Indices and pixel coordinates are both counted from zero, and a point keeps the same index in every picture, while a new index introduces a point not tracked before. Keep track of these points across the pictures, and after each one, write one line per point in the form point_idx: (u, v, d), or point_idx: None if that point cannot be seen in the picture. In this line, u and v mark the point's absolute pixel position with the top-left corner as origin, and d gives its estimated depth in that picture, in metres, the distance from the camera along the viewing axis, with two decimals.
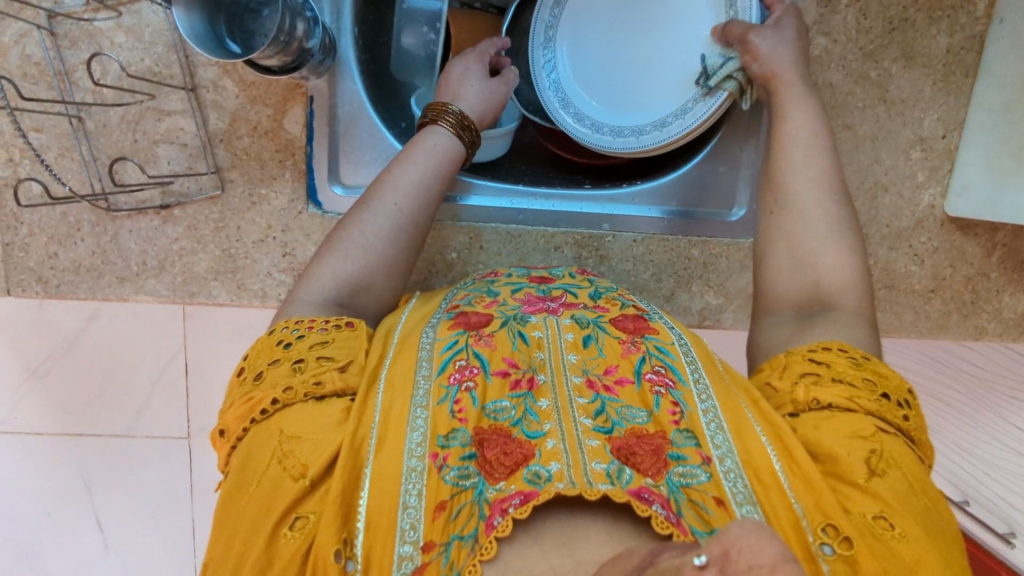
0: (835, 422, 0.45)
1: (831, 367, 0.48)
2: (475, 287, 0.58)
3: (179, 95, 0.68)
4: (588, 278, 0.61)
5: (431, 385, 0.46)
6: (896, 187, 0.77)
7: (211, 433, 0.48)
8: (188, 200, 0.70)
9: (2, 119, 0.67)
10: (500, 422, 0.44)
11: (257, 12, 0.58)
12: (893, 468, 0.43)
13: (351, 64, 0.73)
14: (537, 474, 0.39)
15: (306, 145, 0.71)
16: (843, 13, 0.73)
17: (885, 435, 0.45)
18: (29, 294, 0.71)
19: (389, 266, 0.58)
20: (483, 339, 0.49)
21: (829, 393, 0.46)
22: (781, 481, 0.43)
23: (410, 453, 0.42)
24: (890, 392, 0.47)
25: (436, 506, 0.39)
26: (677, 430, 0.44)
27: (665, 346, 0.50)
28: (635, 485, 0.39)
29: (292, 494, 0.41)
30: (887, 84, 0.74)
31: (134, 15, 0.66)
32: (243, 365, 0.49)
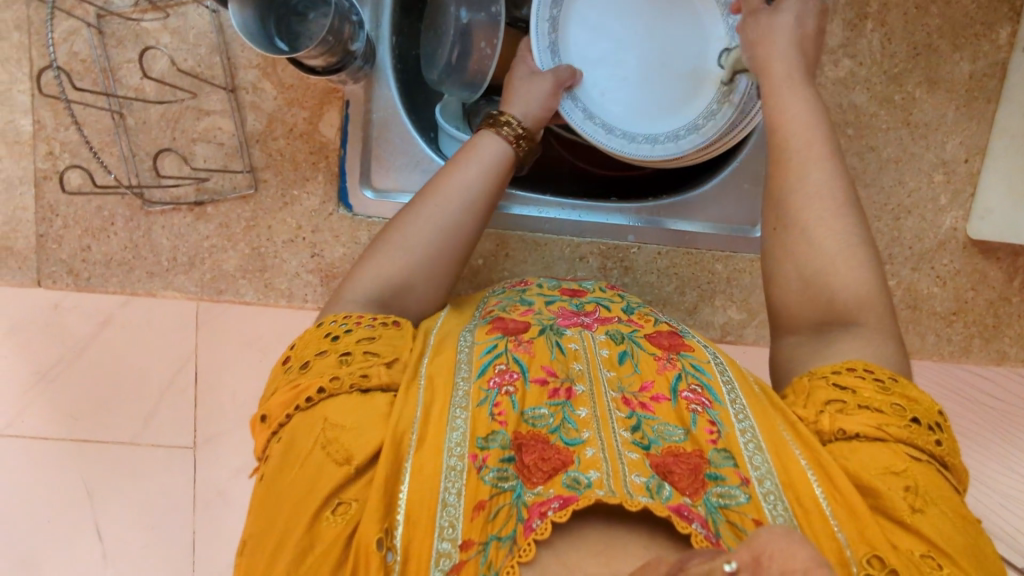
0: (866, 454, 0.44)
1: (856, 392, 0.46)
2: (507, 296, 0.58)
3: (219, 95, 0.70)
4: (618, 292, 0.60)
5: (470, 387, 0.46)
6: (919, 210, 0.78)
7: (250, 419, 0.48)
8: (221, 198, 0.71)
9: (45, 113, 0.69)
10: (539, 429, 0.44)
11: (303, 14, 0.59)
12: (931, 502, 0.41)
13: (387, 71, 0.74)
14: (577, 479, 0.39)
15: (340, 148, 0.72)
16: (869, 38, 0.74)
17: (915, 464, 0.43)
18: (59, 286, 0.72)
19: (441, 264, 0.57)
20: (523, 344, 0.49)
21: (855, 423, 0.45)
22: (829, 515, 0.41)
23: (449, 451, 0.42)
24: (921, 416, 0.45)
25: (476, 505, 0.40)
26: (715, 450, 0.44)
27: (701, 364, 0.50)
28: (674, 501, 0.39)
29: (337, 479, 0.41)
30: (911, 108, 0.76)
31: (180, 17, 0.68)
32: (289, 354, 0.50)
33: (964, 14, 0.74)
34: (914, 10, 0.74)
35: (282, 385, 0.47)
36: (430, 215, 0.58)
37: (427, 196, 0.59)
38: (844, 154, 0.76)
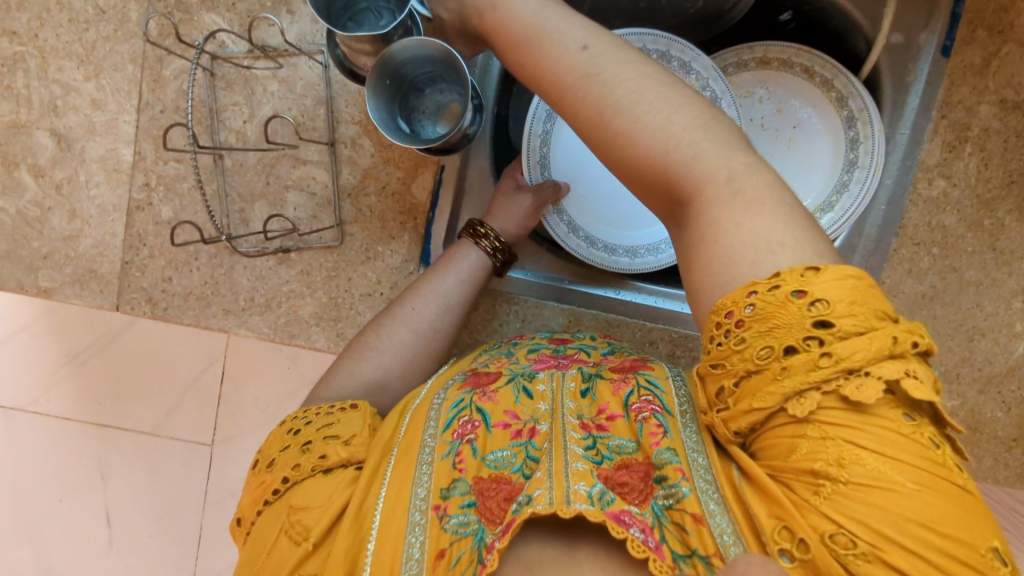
0: (778, 432, 0.37)
1: (730, 366, 0.38)
2: (498, 352, 0.61)
3: (318, 147, 0.70)
4: (606, 342, 0.63)
5: (436, 441, 0.49)
6: (992, 333, 0.77)
7: (232, 526, 0.53)
8: (307, 247, 0.72)
9: (146, 144, 0.70)
10: (500, 471, 0.46)
11: (421, 89, 0.60)
12: (854, 467, 0.35)
13: (485, 138, 0.73)
14: (518, 502, 0.40)
15: (429, 211, 0.72)
16: (966, 160, 0.74)
17: (824, 419, 0.36)
18: (136, 313, 0.72)
19: (404, 369, 0.62)
20: (487, 396, 0.52)
21: (749, 412, 0.38)
22: (744, 499, 0.39)
23: (414, 507, 0.45)
24: (818, 343, 0.35)
25: (438, 554, 0.42)
26: (662, 450, 0.43)
27: (658, 379, 0.49)
28: (617, 507, 0.39)
29: (299, 558, 0.44)
30: (998, 234, 0.75)
31: (291, 67, 0.69)
32: (259, 457, 0.54)
33: None
34: (1015, 138, 0.73)
35: (251, 483, 0.52)
36: (409, 328, 0.64)
37: (407, 299, 0.65)
38: (925, 271, 0.76)
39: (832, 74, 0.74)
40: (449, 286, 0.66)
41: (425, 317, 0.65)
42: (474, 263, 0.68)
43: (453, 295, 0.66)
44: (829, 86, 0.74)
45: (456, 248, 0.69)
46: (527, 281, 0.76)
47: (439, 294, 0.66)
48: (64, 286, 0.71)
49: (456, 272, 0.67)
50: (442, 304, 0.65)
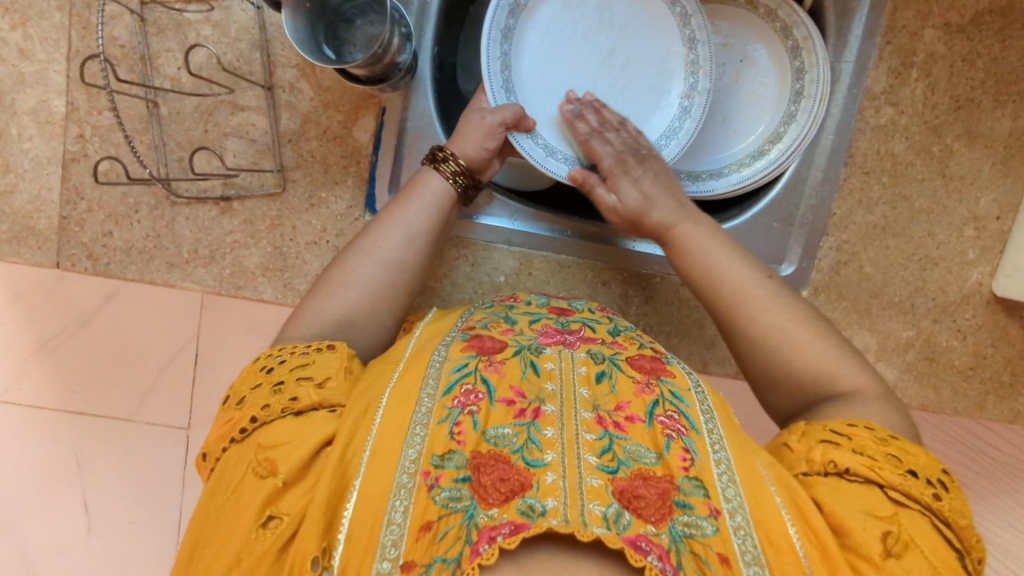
0: (856, 492, 0.46)
1: (851, 437, 0.48)
2: (493, 311, 0.59)
3: (256, 91, 0.69)
4: (608, 316, 0.60)
5: (433, 404, 0.47)
6: (945, 262, 0.78)
7: (196, 461, 0.51)
8: (248, 195, 0.70)
9: (79, 95, 0.68)
10: (500, 448, 0.44)
11: (350, 21, 0.58)
12: (910, 551, 0.44)
13: (426, 82, 0.71)
14: (531, 506, 0.40)
15: (372, 155, 0.71)
16: (913, 86, 0.73)
17: (903, 510, 0.45)
18: (78, 269, 0.72)
19: (372, 303, 0.58)
20: (494, 365, 0.50)
21: (848, 458, 0.47)
22: (799, 550, 0.44)
23: (403, 469, 0.43)
24: (919, 470, 0.47)
25: (423, 526, 0.40)
26: (686, 477, 0.45)
27: (679, 392, 0.51)
28: (632, 531, 0.40)
29: (268, 495, 0.44)
30: (948, 160, 0.75)
31: (224, 10, 0.67)
32: (230, 394, 0.52)
33: (1010, 71, 0.73)
34: (960, 62, 0.73)
35: (219, 419, 0.51)
36: (374, 260, 0.60)
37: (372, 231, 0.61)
38: (876, 201, 0.76)
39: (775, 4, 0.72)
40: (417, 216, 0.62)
41: (390, 250, 0.61)
42: (439, 191, 0.63)
43: (419, 226, 0.62)
44: (773, 17, 0.73)
45: (417, 175, 0.65)
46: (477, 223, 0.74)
47: (405, 225, 0.62)
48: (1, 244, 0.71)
49: (419, 202, 0.63)
50: (408, 233, 0.61)
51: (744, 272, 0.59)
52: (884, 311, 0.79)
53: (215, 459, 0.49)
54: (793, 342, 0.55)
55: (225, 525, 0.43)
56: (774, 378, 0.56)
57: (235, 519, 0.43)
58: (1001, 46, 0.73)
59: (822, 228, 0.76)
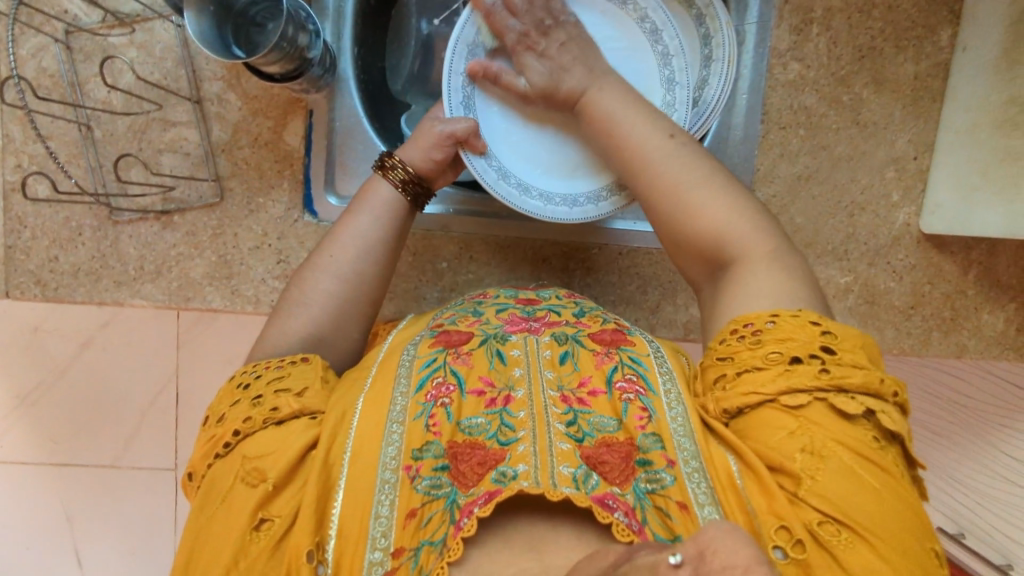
0: (762, 419, 0.45)
1: (734, 358, 0.47)
2: (461, 307, 0.59)
3: (185, 106, 0.71)
4: (575, 300, 0.60)
5: (407, 402, 0.46)
6: (872, 206, 0.80)
7: (181, 479, 0.49)
8: (188, 207, 0.73)
9: (14, 126, 0.70)
10: (475, 437, 0.44)
11: (262, 25, 0.60)
12: (830, 453, 0.42)
13: (350, 82, 0.75)
14: (504, 473, 0.41)
15: (304, 157, 0.73)
16: (815, 41, 0.78)
17: (804, 413, 0.44)
18: (27, 297, 0.73)
19: (338, 317, 0.57)
20: (460, 357, 0.50)
21: (736, 399, 0.46)
22: (739, 486, 0.43)
23: (384, 466, 0.43)
24: (798, 353, 0.45)
25: (408, 514, 0.40)
26: (645, 435, 0.45)
27: (640, 357, 0.51)
28: (600, 491, 0.40)
29: (258, 500, 0.43)
30: (859, 108, 0.78)
31: (146, 32, 0.70)
32: (208, 413, 0.50)
33: (906, 17, 0.77)
34: (858, 14, 0.77)
35: (200, 439, 0.49)
36: (335, 277, 0.58)
37: (325, 246, 0.59)
38: (796, 153, 0.79)
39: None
40: (369, 222, 0.60)
41: (349, 263, 0.58)
42: (388, 197, 0.62)
43: (373, 233, 0.60)
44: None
45: (366, 183, 0.63)
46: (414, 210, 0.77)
47: (358, 233, 0.60)
48: None
49: (371, 209, 0.61)
50: (362, 243, 0.59)
51: (647, 133, 0.58)
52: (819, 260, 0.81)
53: (202, 477, 0.47)
54: (696, 199, 0.54)
55: (216, 535, 0.42)
56: (684, 243, 0.56)
57: (226, 528, 0.42)
58: None
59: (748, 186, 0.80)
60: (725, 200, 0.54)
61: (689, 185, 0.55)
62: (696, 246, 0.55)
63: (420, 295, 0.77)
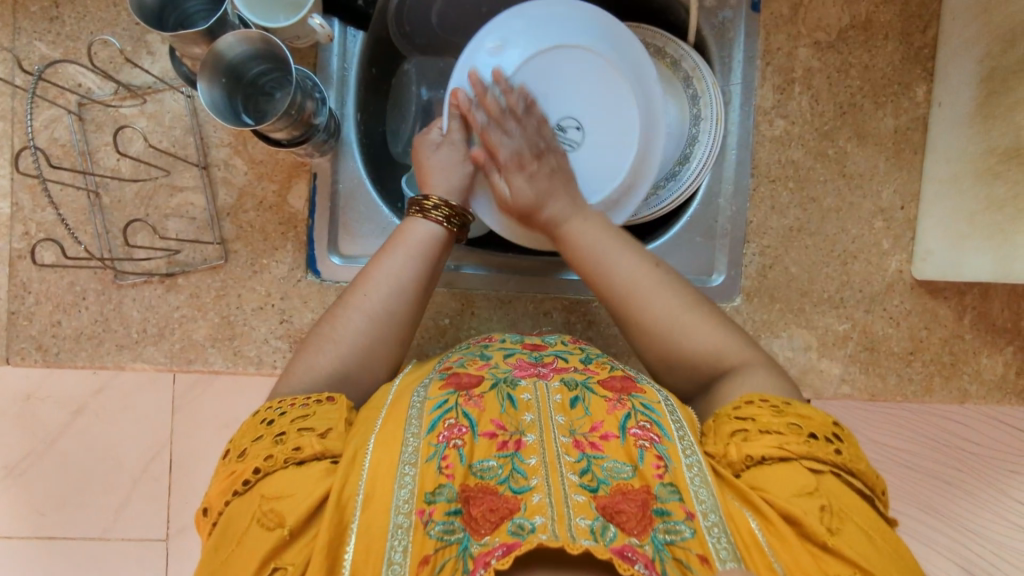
0: (781, 474, 0.47)
1: (755, 420, 0.50)
2: (469, 351, 0.60)
3: (192, 172, 0.73)
4: (579, 345, 0.62)
5: (419, 443, 0.47)
6: (864, 254, 0.82)
7: (196, 515, 0.49)
8: (192, 269, 0.74)
9: (25, 194, 0.72)
10: (487, 481, 0.45)
11: (270, 94, 0.63)
12: (846, 517, 0.45)
13: (352, 144, 0.78)
14: (521, 526, 0.40)
15: (308, 219, 0.75)
16: (798, 99, 0.81)
17: (822, 479, 0.47)
18: (28, 362, 0.72)
19: (366, 357, 0.59)
20: (473, 400, 0.51)
21: (760, 448, 0.48)
22: (761, 541, 0.44)
23: (397, 509, 0.43)
24: (816, 430, 0.49)
25: (420, 561, 0.40)
26: (661, 485, 0.45)
27: (652, 404, 0.52)
28: (618, 543, 0.40)
29: (275, 545, 0.43)
30: (844, 160, 0.81)
31: (157, 102, 0.73)
32: (229, 446, 0.51)
33: (882, 75, 0.81)
34: (836, 73, 0.81)
35: (219, 472, 0.49)
36: (368, 317, 0.59)
37: (359, 284, 0.61)
38: (787, 205, 0.82)
39: (665, 43, 0.81)
40: (398, 262, 0.62)
41: (379, 302, 0.60)
42: (425, 236, 0.64)
43: (405, 277, 0.61)
44: (663, 54, 0.82)
45: (403, 224, 0.65)
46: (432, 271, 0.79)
47: (391, 274, 0.61)
48: None
49: (405, 250, 0.62)
50: (395, 283, 0.61)
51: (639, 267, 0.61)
52: (817, 308, 0.82)
53: (217, 514, 0.47)
54: (685, 324, 0.59)
55: None
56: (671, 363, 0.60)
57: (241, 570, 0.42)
58: (869, 55, 0.81)
59: (741, 237, 0.82)
60: (718, 329, 0.59)
61: (677, 322, 0.59)
62: (683, 365, 0.59)
63: (422, 352, 0.77)
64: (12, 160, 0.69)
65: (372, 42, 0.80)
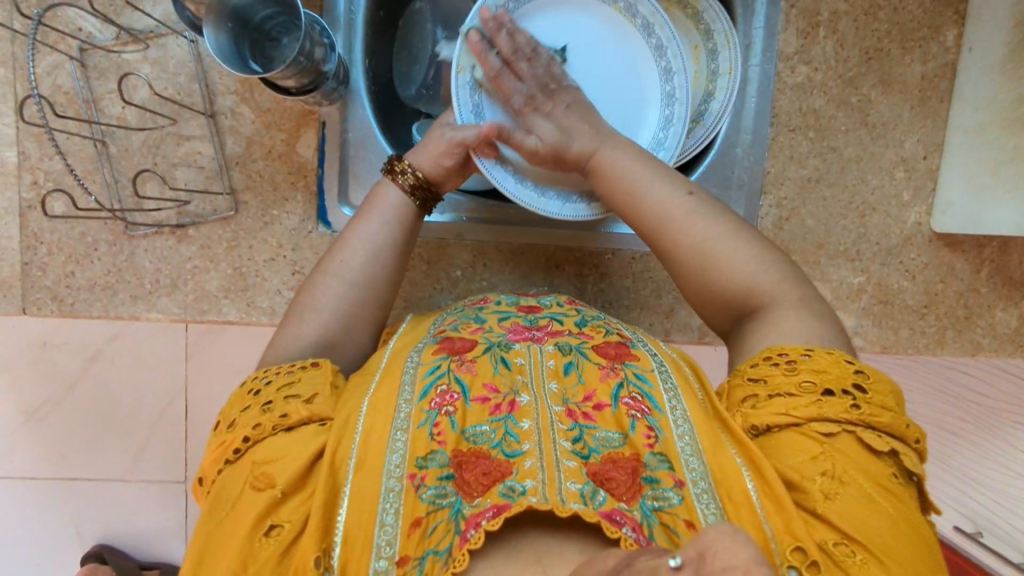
0: (783, 443, 0.47)
1: (767, 382, 0.49)
2: (464, 313, 0.59)
3: (199, 121, 0.72)
4: (576, 307, 0.61)
5: (411, 409, 0.47)
6: (883, 207, 0.80)
7: (193, 485, 0.51)
8: (202, 220, 0.73)
9: (31, 144, 0.71)
10: (480, 446, 0.45)
11: (277, 40, 0.61)
12: (850, 480, 0.44)
13: (362, 93, 0.75)
14: (512, 488, 0.41)
15: (318, 168, 0.74)
16: (822, 44, 0.78)
17: (831, 441, 0.46)
18: (44, 312, 0.73)
19: (346, 320, 0.58)
20: (465, 364, 0.51)
21: (766, 416, 0.48)
22: (755, 502, 0.44)
23: (389, 474, 0.43)
24: (833, 387, 0.47)
25: (413, 522, 0.41)
26: (651, 453, 0.45)
27: (645, 373, 0.51)
28: (607, 507, 0.40)
29: (266, 506, 0.44)
30: (867, 109, 0.79)
31: (160, 48, 0.71)
32: (219, 418, 0.52)
33: (911, 19, 0.77)
34: (863, 16, 0.77)
35: (211, 443, 0.50)
36: (335, 283, 0.59)
37: (334, 251, 0.61)
38: (806, 156, 0.80)
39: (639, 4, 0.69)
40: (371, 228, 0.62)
41: (355, 267, 0.60)
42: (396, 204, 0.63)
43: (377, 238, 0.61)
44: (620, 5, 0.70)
45: (377, 188, 0.65)
46: (440, 222, 0.77)
47: (366, 239, 0.61)
48: None
49: (378, 216, 0.62)
50: (371, 250, 0.61)
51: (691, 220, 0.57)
52: (832, 261, 0.81)
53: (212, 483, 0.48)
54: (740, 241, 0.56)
55: (222, 541, 0.43)
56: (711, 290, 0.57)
57: (231, 535, 0.43)
58: None
59: (758, 187, 0.80)
60: (752, 253, 0.56)
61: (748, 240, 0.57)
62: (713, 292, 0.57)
63: (433, 303, 0.78)
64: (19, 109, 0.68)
65: None
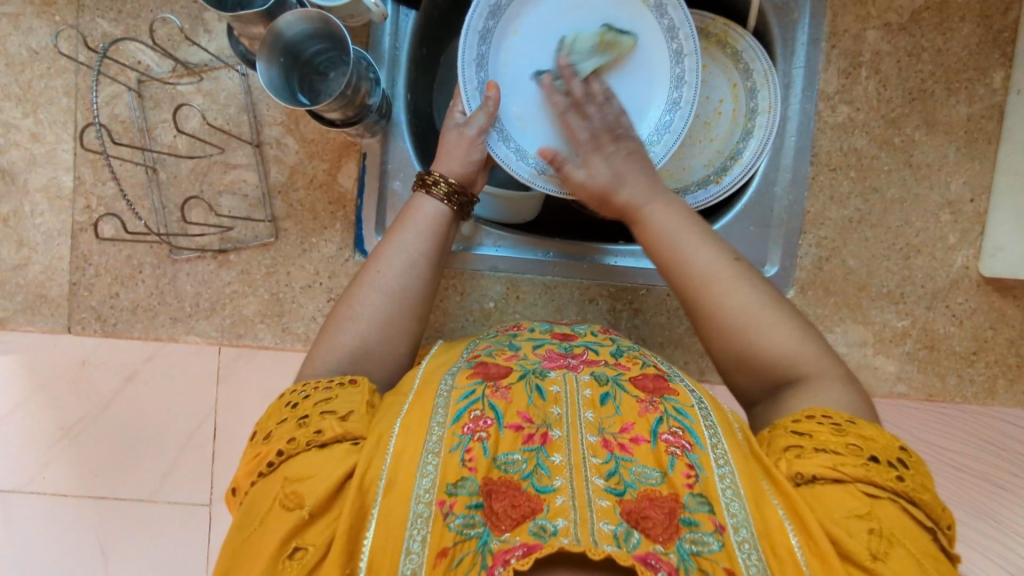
0: (829, 497, 0.45)
1: (813, 436, 0.48)
2: (497, 340, 0.58)
3: (246, 149, 0.74)
4: (611, 337, 0.60)
5: (444, 433, 0.46)
6: (928, 248, 0.78)
7: (226, 493, 0.50)
8: (243, 246, 0.75)
9: (87, 168, 0.74)
10: (510, 475, 0.44)
11: (325, 74, 0.64)
12: (897, 543, 0.43)
13: (402, 125, 0.77)
14: (543, 528, 0.39)
15: (357, 198, 0.75)
16: (864, 84, 0.78)
17: (878, 503, 0.45)
18: (87, 331, 0.75)
19: (383, 332, 0.58)
20: (500, 391, 0.49)
21: (812, 467, 0.47)
22: (799, 559, 0.43)
23: (418, 498, 0.43)
24: (878, 454, 0.47)
25: (439, 553, 0.40)
26: (690, 494, 0.44)
27: (685, 408, 0.49)
28: (641, 550, 0.39)
29: (294, 526, 0.43)
30: (911, 149, 0.77)
31: (213, 80, 0.74)
32: (255, 429, 0.51)
33: (957, 60, 0.77)
34: (907, 57, 0.77)
35: (246, 452, 0.50)
36: (376, 298, 0.59)
37: (372, 263, 0.61)
38: (847, 196, 0.78)
39: (678, 20, 0.69)
40: (411, 242, 0.62)
41: (393, 280, 0.60)
42: (433, 216, 0.64)
43: (416, 253, 0.62)
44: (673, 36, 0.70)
45: (411, 202, 0.65)
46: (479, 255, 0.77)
47: (403, 252, 0.61)
48: (16, 314, 0.74)
49: (413, 229, 0.63)
50: (406, 261, 0.61)
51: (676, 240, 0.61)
52: (874, 303, 0.79)
53: (245, 493, 0.48)
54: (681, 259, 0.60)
55: (250, 556, 0.43)
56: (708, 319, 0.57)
57: (259, 552, 0.43)
58: (943, 38, 0.77)
59: (798, 226, 0.79)
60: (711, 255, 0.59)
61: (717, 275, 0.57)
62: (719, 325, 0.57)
63: (465, 335, 0.77)
64: (78, 136, 0.71)
65: (424, 22, 0.79)
